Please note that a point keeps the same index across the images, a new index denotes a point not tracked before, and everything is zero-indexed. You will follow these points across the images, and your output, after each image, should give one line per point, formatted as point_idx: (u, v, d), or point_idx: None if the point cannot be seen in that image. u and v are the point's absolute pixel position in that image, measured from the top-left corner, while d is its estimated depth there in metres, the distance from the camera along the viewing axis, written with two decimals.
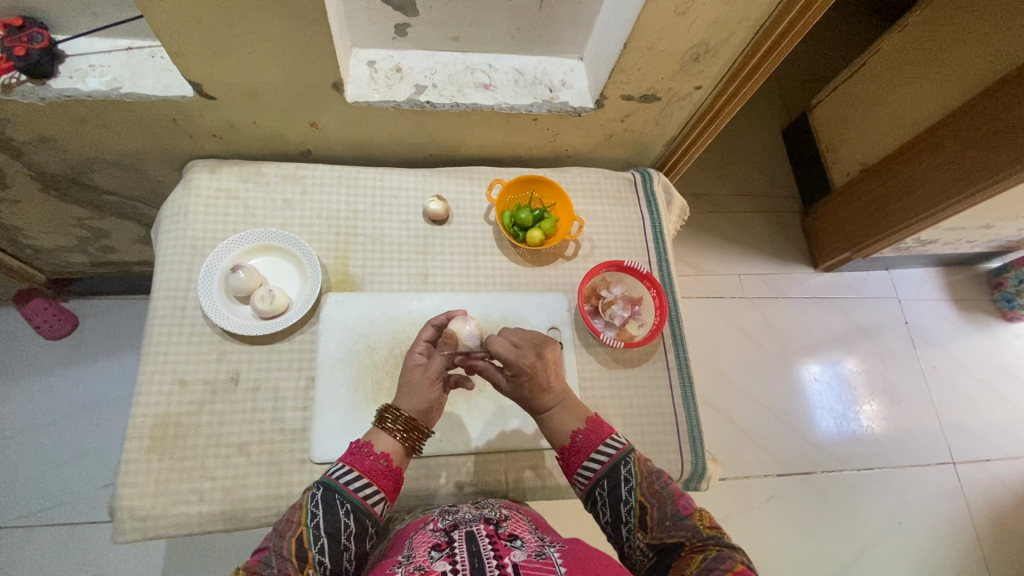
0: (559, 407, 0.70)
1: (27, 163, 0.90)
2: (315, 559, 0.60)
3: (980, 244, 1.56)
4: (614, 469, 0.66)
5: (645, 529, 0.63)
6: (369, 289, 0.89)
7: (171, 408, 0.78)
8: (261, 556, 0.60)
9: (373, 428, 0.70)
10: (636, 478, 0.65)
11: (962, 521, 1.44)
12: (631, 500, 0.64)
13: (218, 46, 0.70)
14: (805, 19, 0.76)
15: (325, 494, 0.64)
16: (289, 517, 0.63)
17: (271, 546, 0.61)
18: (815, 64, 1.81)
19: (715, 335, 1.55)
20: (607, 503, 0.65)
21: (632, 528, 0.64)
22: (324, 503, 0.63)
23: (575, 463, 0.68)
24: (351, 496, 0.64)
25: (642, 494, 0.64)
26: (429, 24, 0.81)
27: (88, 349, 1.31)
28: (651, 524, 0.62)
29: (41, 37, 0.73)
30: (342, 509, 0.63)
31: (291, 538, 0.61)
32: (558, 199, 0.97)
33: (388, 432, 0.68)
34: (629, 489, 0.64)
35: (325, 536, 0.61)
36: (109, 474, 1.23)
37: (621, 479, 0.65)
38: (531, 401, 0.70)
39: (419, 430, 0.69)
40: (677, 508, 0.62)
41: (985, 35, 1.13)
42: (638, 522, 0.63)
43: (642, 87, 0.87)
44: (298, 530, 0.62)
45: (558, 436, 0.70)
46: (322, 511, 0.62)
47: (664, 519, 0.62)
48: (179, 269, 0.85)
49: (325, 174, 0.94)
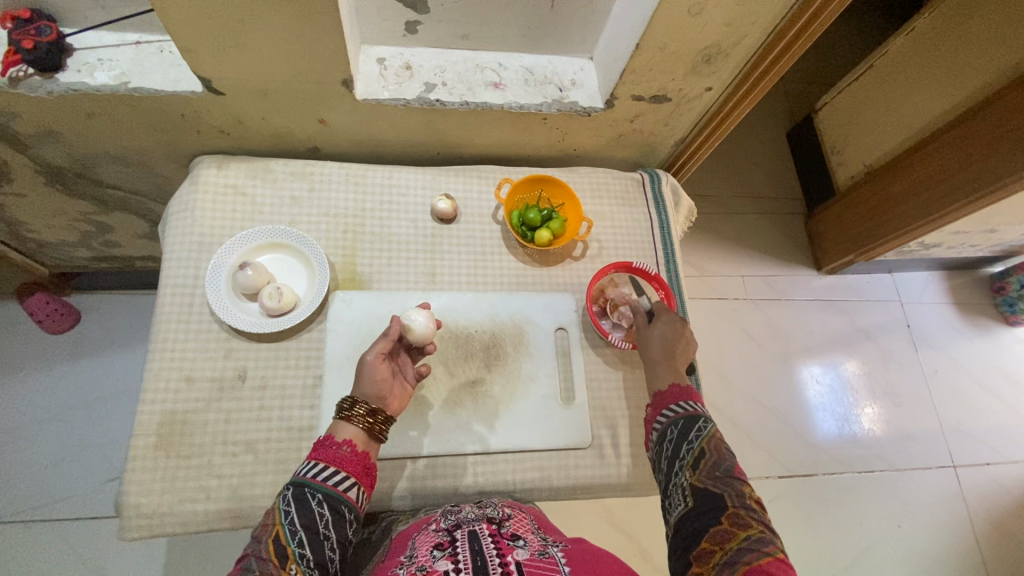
0: (663, 365, 0.80)
1: (33, 156, 0.89)
2: (295, 554, 0.59)
3: (983, 248, 1.57)
4: (693, 419, 0.71)
5: (695, 470, 0.65)
6: (376, 288, 0.89)
7: (178, 405, 0.78)
8: (243, 564, 0.59)
9: (334, 422, 0.70)
10: (708, 432, 0.69)
11: (963, 524, 1.44)
12: (694, 443, 0.68)
13: (226, 40, 0.69)
14: (820, 20, 0.76)
15: (293, 490, 0.63)
16: (263, 523, 0.62)
17: (250, 551, 0.60)
18: (821, 66, 1.81)
19: (718, 336, 1.54)
20: (674, 441, 0.69)
21: (683, 466, 0.66)
22: (297, 499, 0.62)
23: (665, 403, 0.75)
24: (321, 487, 0.63)
25: (706, 444, 0.67)
26: (440, 22, 0.81)
27: (91, 343, 1.30)
28: (702, 468, 0.65)
29: (49, 30, 0.72)
30: (315, 500, 0.62)
31: (268, 540, 0.60)
32: (566, 198, 0.97)
33: (348, 421, 0.69)
34: (699, 436, 0.68)
35: (302, 530, 0.60)
36: (113, 469, 1.23)
37: (695, 427, 0.70)
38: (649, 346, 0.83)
39: (382, 414, 0.70)
40: (730, 468, 0.64)
41: (993, 41, 1.13)
42: (690, 463, 0.66)
43: (654, 88, 0.87)
44: (273, 531, 0.60)
45: (655, 385, 0.79)
46: (294, 506, 0.61)
47: (715, 471, 0.64)
48: (186, 264, 0.85)
49: (334, 171, 0.93)
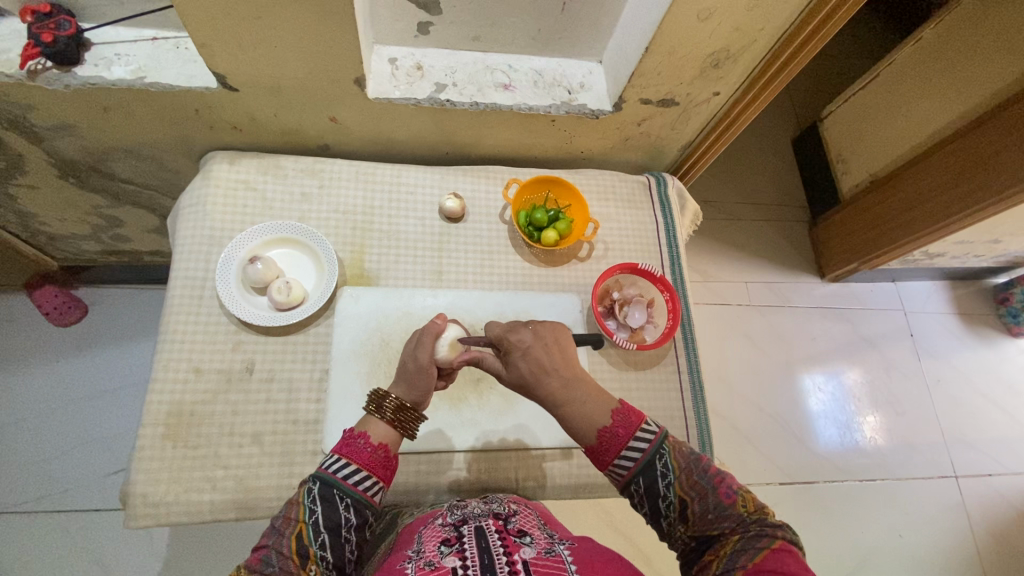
0: (572, 403, 0.64)
1: (47, 149, 0.90)
2: (317, 555, 0.60)
3: (987, 258, 1.57)
4: (649, 462, 0.62)
5: (686, 522, 0.61)
6: (383, 284, 0.90)
7: (186, 396, 0.79)
8: (261, 554, 0.59)
9: (367, 417, 0.68)
10: (673, 471, 0.62)
11: (964, 534, 1.44)
12: (669, 496, 0.62)
13: (244, 37, 0.70)
14: (828, 27, 0.77)
15: (322, 488, 0.62)
16: (285, 514, 0.61)
17: (270, 543, 0.59)
18: (826, 75, 1.82)
19: (721, 341, 1.55)
20: (645, 500, 0.62)
21: (672, 520, 0.62)
22: (324, 499, 0.61)
23: (607, 460, 0.63)
24: (350, 491, 0.63)
25: (681, 488, 0.62)
26: (452, 23, 0.82)
27: (98, 337, 1.32)
28: (693, 518, 0.61)
29: (69, 25, 0.73)
30: (343, 504, 0.62)
31: (290, 535, 0.60)
32: (573, 199, 0.98)
33: (383, 422, 0.67)
34: (668, 484, 0.62)
35: (326, 532, 0.61)
36: (118, 461, 1.23)
37: (658, 474, 0.62)
38: (537, 391, 0.64)
39: (416, 417, 0.68)
40: (719, 500, 0.61)
41: (999, 52, 1.14)
42: (678, 516, 0.62)
43: (661, 92, 0.88)
44: (297, 527, 0.60)
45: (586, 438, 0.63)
46: (322, 507, 0.61)
47: (706, 512, 0.61)
48: (197, 257, 0.86)
49: (343, 168, 0.94)
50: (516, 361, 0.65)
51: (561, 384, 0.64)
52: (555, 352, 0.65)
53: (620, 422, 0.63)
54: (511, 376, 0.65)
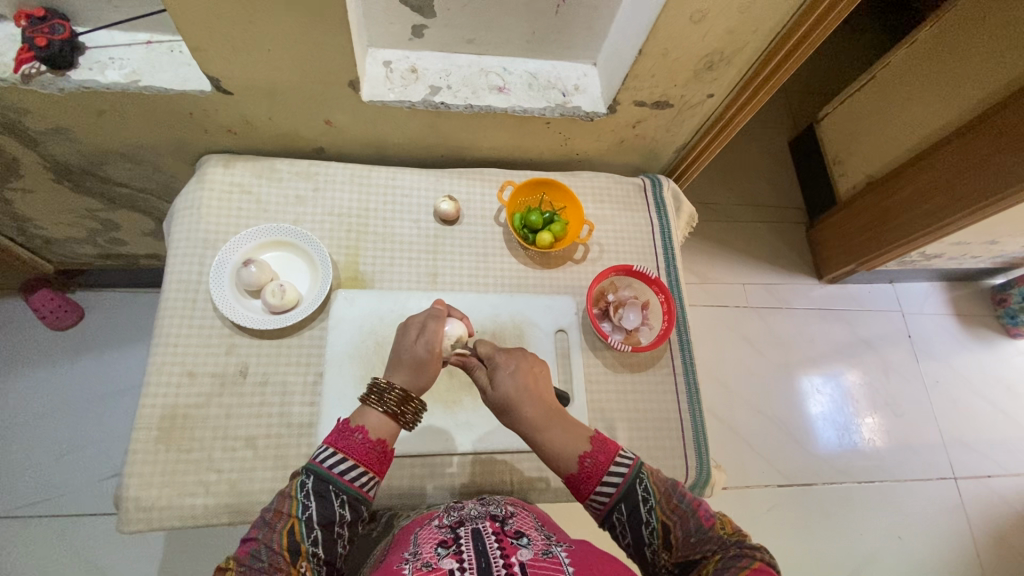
0: (553, 430, 0.65)
1: (42, 153, 0.90)
2: (308, 552, 0.59)
3: (984, 259, 1.57)
4: (630, 490, 0.63)
5: (670, 548, 0.60)
6: (377, 287, 0.90)
7: (180, 399, 0.79)
8: (250, 548, 0.58)
9: (365, 410, 0.67)
10: (654, 497, 0.63)
11: (963, 537, 1.43)
12: (652, 521, 0.61)
13: (237, 41, 0.71)
14: (820, 29, 0.77)
15: (316, 484, 0.62)
16: (276, 508, 0.61)
17: (260, 537, 0.59)
18: (822, 76, 1.82)
19: (718, 343, 1.55)
20: (627, 529, 0.62)
21: (656, 548, 0.61)
22: (317, 493, 0.61)
23: (587, 489, 0.63)
24: (345, 487, 0.62)
25: (662, 513, 0.62)
26: (446, 26, 0.82)
27: (94, 341, 1.31)
28: (676, 543, 0.60)
29: (63, 29, 0.73)
30: (338, 500, 0.62)
31: (281, 530, 0.59)
32: (568, 202, 0.98)
33: (379, 415, 0.66)
34: (649, 510, 0.62)
35: (319, 528, 0.60)
36: (113, 466, 1.23)
37: (639, 500, 0.62)
38: (517, 411, 0.66)
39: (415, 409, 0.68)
40: (699, 522, 0.60)
41: (995, 53, 1.14)
42: (662, 542, 0.61)
43: (655, 94, 0.88)
44: (289, 522, 0.60)
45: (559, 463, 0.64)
46: (316, 502, 0.61)
47: (688, 536, 0.60)
48: (190, 260, 0.86)
49: (338, 171, 0.94)
50: (503, 379, 0.67)
51: (544, 411, 0.66)
52: (541, 382, 0.68)
53: (598, 451, 0.64)
54: (495, 394, 0.67)
